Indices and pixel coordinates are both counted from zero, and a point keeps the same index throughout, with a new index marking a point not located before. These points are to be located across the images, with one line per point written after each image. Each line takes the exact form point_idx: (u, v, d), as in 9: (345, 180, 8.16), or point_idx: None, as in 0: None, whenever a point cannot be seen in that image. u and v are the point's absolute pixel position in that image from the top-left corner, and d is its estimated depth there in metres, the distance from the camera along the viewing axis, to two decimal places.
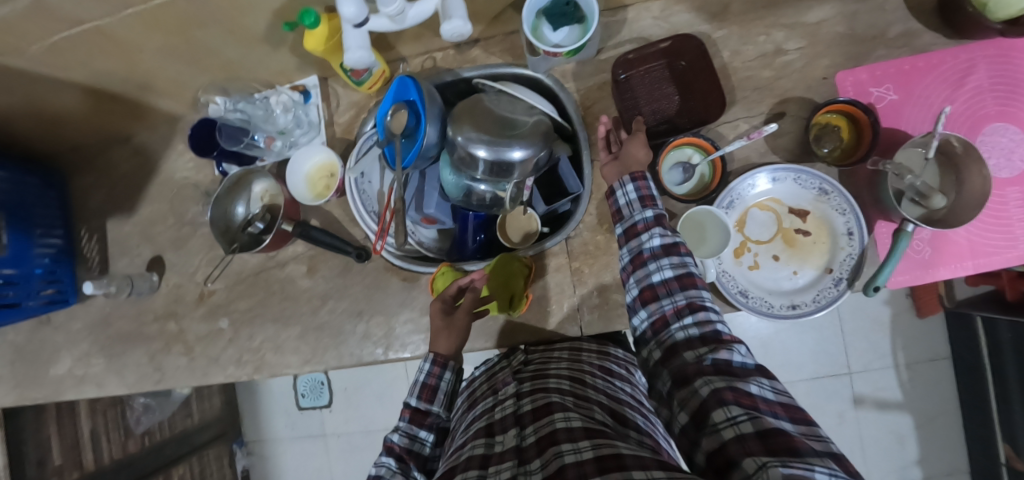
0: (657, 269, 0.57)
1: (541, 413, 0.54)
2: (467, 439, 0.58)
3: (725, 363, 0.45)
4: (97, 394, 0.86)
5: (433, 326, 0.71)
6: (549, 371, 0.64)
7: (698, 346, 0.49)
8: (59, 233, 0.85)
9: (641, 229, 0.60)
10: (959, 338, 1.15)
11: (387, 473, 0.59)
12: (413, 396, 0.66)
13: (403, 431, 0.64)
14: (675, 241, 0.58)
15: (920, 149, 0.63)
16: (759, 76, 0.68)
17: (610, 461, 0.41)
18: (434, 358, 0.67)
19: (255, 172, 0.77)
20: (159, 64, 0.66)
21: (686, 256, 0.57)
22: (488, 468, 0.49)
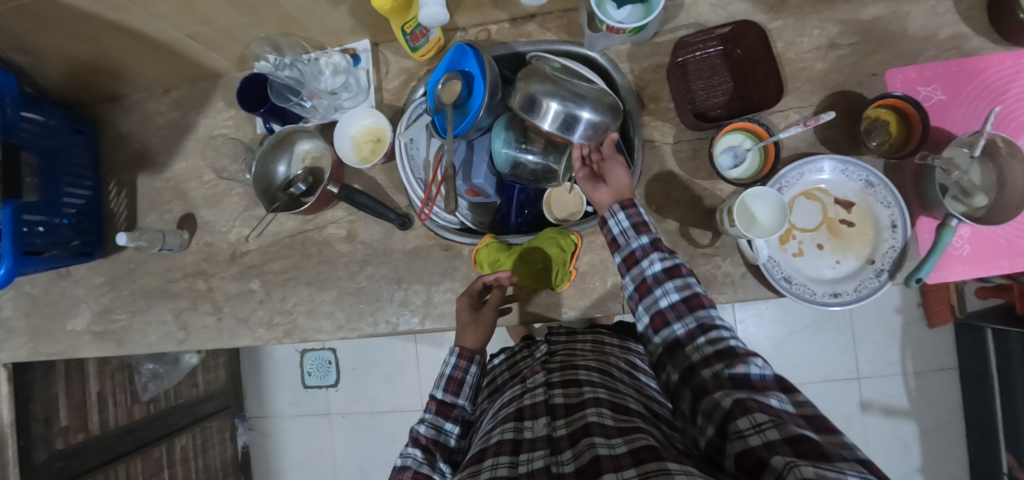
0: (663, 294, 0.56)
1: (575, 408, 0.55)
2: (496, 423, 0.58)
3: (744, 378, 0.45)
4: (115, 352, 0.83)
5: (461, 319, 0.70)
6: (579, 367, 0.65)
7: (714, 363, 0.48)
8: (88, 185, 0.82)
9: (641, 256, 0.59)
10: (967, 349, 1.18)
11: (415, 463, 0.58)
12: (440, 388, 0.66)
13: (429, 423, 0.63)
14: (675, 262, 0.58)
15: (966, 148, 0.63)
16: (812, 68, 0.69)
17: (645, 454, 0.42)
18: (461, 351, 0.69)
19: (301, 130, 0.75)
20: (216, 12, 0.65)
21: (689, 276, 0.57)
22: (520, 455, 0.49)
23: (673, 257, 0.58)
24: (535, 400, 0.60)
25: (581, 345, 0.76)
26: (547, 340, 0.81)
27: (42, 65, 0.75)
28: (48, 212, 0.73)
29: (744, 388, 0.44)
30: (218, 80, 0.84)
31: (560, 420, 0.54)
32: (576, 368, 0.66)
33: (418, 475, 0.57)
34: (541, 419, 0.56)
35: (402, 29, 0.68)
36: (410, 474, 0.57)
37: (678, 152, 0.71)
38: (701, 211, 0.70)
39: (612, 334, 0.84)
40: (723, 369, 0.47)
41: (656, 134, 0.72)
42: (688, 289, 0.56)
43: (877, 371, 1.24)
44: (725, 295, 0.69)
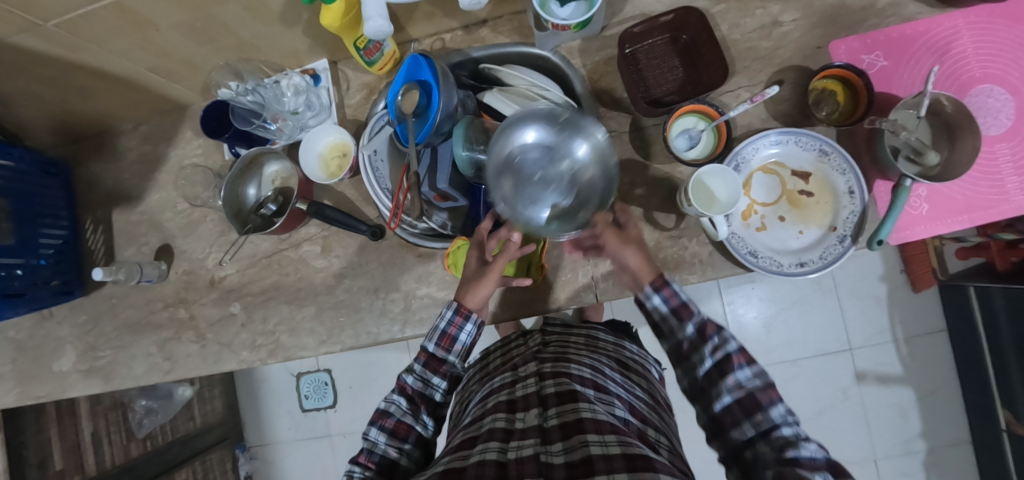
0: (717, 397, 0.56)
1: (566, 397, 0.55)
2: (486, 411, 0.59)
3: (794, 459, 0.48)
4: (102, 388, 0.83)
5: (466, 276, 0.68)
6: (571, 360, 0.65)
7: (766, 446, 0.51)
8: (65, 225, 0.83)
9: (692, 350, 0.59)
10: (953, 310, 1.19)
11: (398, 413, 0.61)
12: (432, 342, 0.66)
13: (418, 374, 0.65)
14: (727, 351, 0.57)
15: (913, 109, 0.65)
16: (758, 46, 0.71)
17: (639, 462, 0.43)
18: (458, 307, 0.66)
19: (268, 153, 0.77)
20: (174, 43, 0.67)
21: (743, 367, 0.56)
22: (510, 442, 0.50)
23: (723, 346, 0.57)
24: (527, 391, 0.60)
25: (574, 338, 0.76)
26: (542, 330, 0.80)
27: (10, 110, 0.77)
28: (26, 253, 0.74)
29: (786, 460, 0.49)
30: (184, 111, 0.85)
31: (551, 408, 0.55)
32: (568, 360, 0.66)
33: (401, 425, 0.61)
34: (533, 410, 0.56)
35: (354, 45, 0.69)
36: (393, 423, 0.60)
37: (636, 140, 0.72)
38: (665, 194, 0.71)
39: (608, 332, 0.84)
40: (774, 454, 0.50)
41: (614, 124, 0.73)
42: (741, 387, 0.55)
43: (869, 341, 1.25)
44: (695, 274, 0.69)
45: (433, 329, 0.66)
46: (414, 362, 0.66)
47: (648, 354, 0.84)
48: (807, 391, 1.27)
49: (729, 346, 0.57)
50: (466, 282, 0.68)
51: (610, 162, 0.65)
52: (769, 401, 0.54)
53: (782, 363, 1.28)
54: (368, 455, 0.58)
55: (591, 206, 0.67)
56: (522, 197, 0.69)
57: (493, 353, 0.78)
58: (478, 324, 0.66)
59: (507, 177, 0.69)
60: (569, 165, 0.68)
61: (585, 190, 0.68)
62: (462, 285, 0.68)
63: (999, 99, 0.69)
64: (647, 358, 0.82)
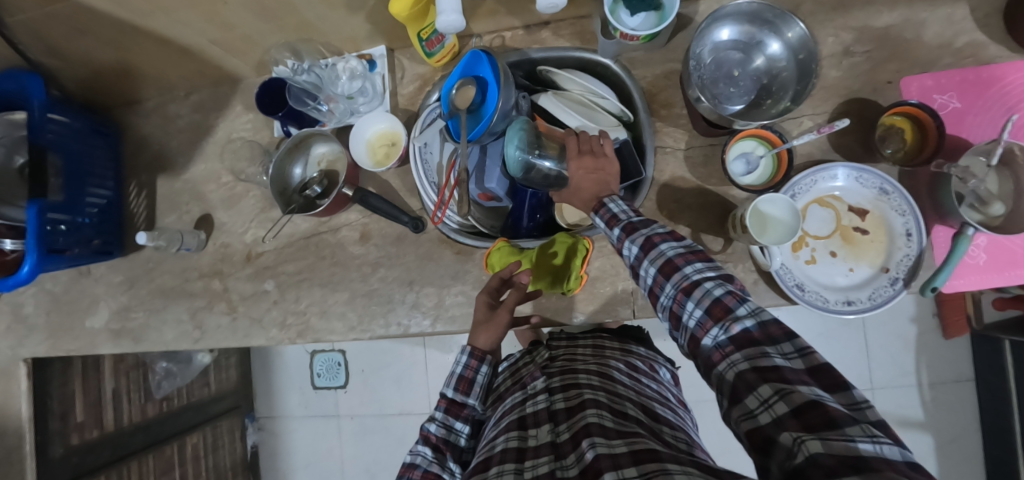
0: (646, 275, 0.52)
1: (575, 410, 0.55)
2: (499, 433, 0.58)
3: (744, 339, 0.42)
4: (132, 349, 0.85)
5: (476, 318, 0.69)
6: (578, 371, 0.65)
7: (710, 327, 0.44)
8: (110, 186, 0.84)
9: (618, 245, 0.55)
10: (984, 360, 1.16)
11: (424, 462, 0.59)
12: (450, 387, 0.66)
13: (440, 421, 0.63)
14: (647, 234, 0.52)
15: (983, 157, 0.63)
16: (826, 75, 0.69)
17: (645, 455, 0.43)
18: (473, 351, 0.66)
19: (317, 133, 0.76)
20: (239, 17, 0.67)
21: (664, 244, 0.51)
22: (525, 462, 0.49)
23: (645, 232, 0.52)
24: (537, 408, 0.60)
25: (582, 349, 0.76)
26: (548, 345, 0.80)
27: (70, 68, 0.77)
28: (72, 211, 0.75)
29: (746, 351, 0.41)
30: (236, 84, 0.86)
31: (562, 424, 0.54)
32: (575, 371, 0.66)
33: (428, 474, 0.57)
34: (544, 426, 0.56)
35: (418, 35, 0.69)
36: (420, 472, 0.58)
37: (690, 158, 0.71)
38: (712, 216, 0.70)
39: (613, 337, 0.83)
40: (721, 334, 0.43)
41: (668, 140, 0.72)
42: (662, 256, 0.50)
43: (891, 382, 1.23)
44: None
45: (449, 375, 0.67)
46: (434, 410, 0.64)
47: (657, 355, 0.84)
48: None
49: (655, 229, 0.53)
50: (478, 327, 0.69)
51: (810, 51, 0.62)
52: (687, 262, 0.49)
53: None
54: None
55: (768, 104, 0.66)
56: (713, 88, 0.68)
57: (502, 371, 0.76)
58: (492, 364, 0.67)
59: (702, 68, 0.68)
60: (762, 63, 0.67)
61: (773, 85, 0.67)
62: (474, 324, 0.69)
63: None
64: (657, 358, 0.82)
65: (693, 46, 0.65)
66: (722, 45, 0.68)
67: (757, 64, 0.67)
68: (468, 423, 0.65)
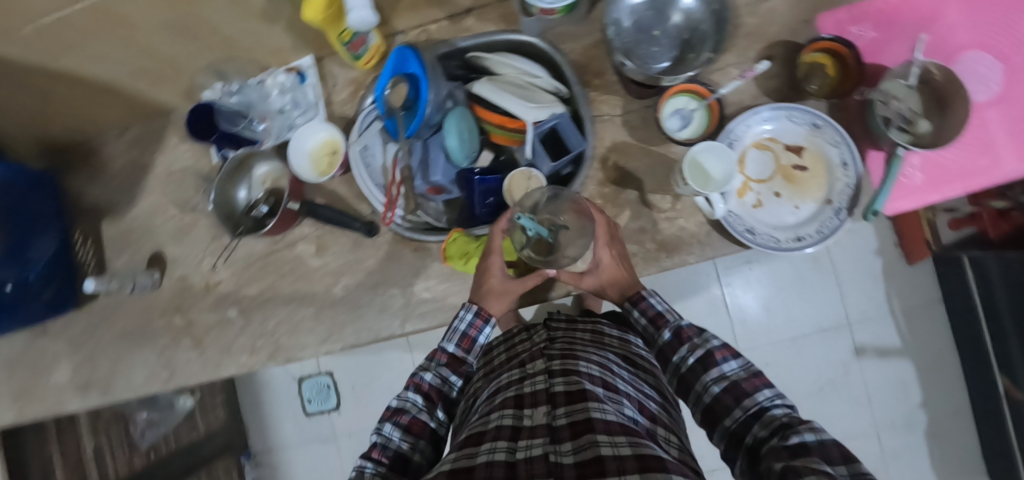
0: (706, 387, 0.55)
1: (576, 396, 0.52)
2: (493, 407, 0.56)
3: (799, 446, 0.42)
4: (103, 400, 0.82)
5: (491, 285, 0.68)
6: (579, 357, 0.62)
7: (769, 437, 0.46)
8: (55, 237, 0.81)
9: (671, 350, 0.60)
10: (949, 281, 1.19)
11: (414, 409, 0.60)
12: (453, 342, 0.67)
13: (436, 372, 0.65)
14: (707, 348, 0.57)
15: (901, 79, 0.66)
16: (745, 24, 0.70)
17: (651, 462, 0.41)
18: (479, 310, 0.67)
19: (257, 154, 0.76)
20: (155, 44, 0.66)
21: (724, 361, 0.55)
22: (518, 442, 0.49)
23: (704, 345, 0.57)
24: (535, 388, 0.58)
25: (581, 334, 0.70)
26: (546, 325, 0.75)
27: None
28: (14, 264, 0.72)
29: (799, 455, 0.41)
30: (169, 115, 0.84)
31: (560, 408, 0.52)
32: (576, 356, 0.63)
33: (416, 421, 0.59)
34: (541, 408, 0.54)
35: (339, 39, 0.68)
36: (409, 418, 0.59)
37: (628, 123, 0.71)
38: (658, 176, 0.70)
39: (614, 324, 0.77)
40: (779, 441, 0.44)
41: (605, 108, 0.72)
42: (726, 377, 0.54)
43: (867, 315, 1.26)
44: (694, 255, 0.69)
45: (450, 330, 0.68)
46: (433, 361, 0.66)
47: None
48: (801, 369, 1.28)
49: (712, 342, 0.57)
50: (491, 295, 0.68)
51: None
52: (755, 388, 0.52)
53: (781, 342, 1.29)
54: (381, 450, 0.56)
55: (694, 58, 0.67)
56: (637, 50, 0.69)
57: (497, 349, 0.71)
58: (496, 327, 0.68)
59: (623, 33, 0.68)
60: (680, 18, 0.68)
61: (696, 37, 0.67)
62: (488, 290, 0.68)
63: (987, 66, 0.70)
64: None
65: (608, 12, 0.66)
66: (640, 8, 0.69)
67: (677, 20, 0.68)
68: (461, 380, 0.67)
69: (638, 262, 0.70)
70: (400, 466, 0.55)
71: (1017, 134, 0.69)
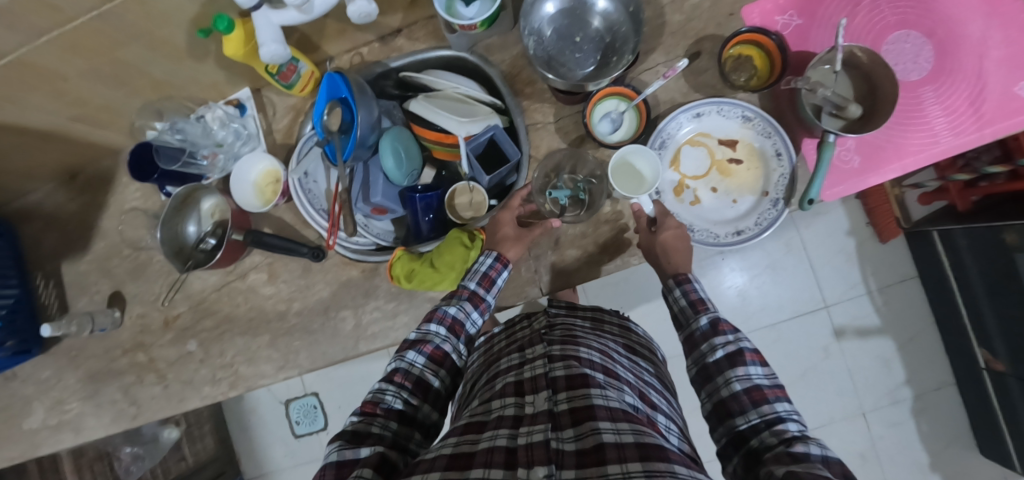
0: (727, 380, 0.53)
1: (577, 380, 0.52)
2: (495, 395, 0.55)
3: (803, 455, 0.43)
4: (74, 441, 0.83)
5: (505, 233, 0.70)
6: (580, 343, 0.61)
7: (773, 442, 0.46)
8: (15, 284, 0.81)
9: (704, 339, 0.58)
10: (922, 256, 1.19)
11: (437, 338, 0.62)
12: (473, 281, 0.67)
13: (459, 306, 0.65)
14: (739, 346, 0.55)
15: (829, 65, 0.65)
16: (670, 21, 0.69)
17: (652, 452, 0.42)
18: (499, 254, 0.68)
19: (201, 189, 0.77)
20: (88, 90, 0.67)
21: (753, 365, 0.54)
22: (520, 428, 0.47)
23: (737, 342, 0.55)
24: (534, 373, 0.55)
25: (581, 321, 0.70)
26: (547, 308, 0.73)
27: None
28: None
29: (800, 461, 0.42)
30: (119, 156, 0.85)
31: (561, 393, 0.51)
32: (576, 342, 0.61)
33: (438, 351, 0.61)
34: (542, 394, 0.52)
35: (266, 70, 0.69)
36: (431, 347, 0.61)
37: (562, 129, 0.72)
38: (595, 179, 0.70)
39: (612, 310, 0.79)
40: (783, 446, 0.44)
41: (538, 116, 0.72)
42: (750, 379, 0.52)
43: (843, 295, 1.25)
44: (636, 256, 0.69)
45: (472, 270, 0.68)
46: (455, 297, 0.66)
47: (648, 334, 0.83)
48: (789, 352, 1.27)
49: (745, 344, 0.56)
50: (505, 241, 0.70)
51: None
52: (775, 397, 0.51)
53: (761, 328, 1.28)
54: (405, 374, 0.58)
55: (615, 60, 0.67)
56: (560, 58, 0.69)
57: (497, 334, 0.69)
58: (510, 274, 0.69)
59: (545, 42, 0.70)
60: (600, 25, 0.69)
61: (617, 40, 0.68)
62: (503, 237, 0.70)
63: (916, 44, 0.70)
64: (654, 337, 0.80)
65: (525, 22, 0.67)
66: (562, 21, 0.70)
67: (598, 28, 0.69)
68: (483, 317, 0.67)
69: (581, 268, 0.70)
70: (422, 391, 0.58)
71: (948, 108, 0.69)
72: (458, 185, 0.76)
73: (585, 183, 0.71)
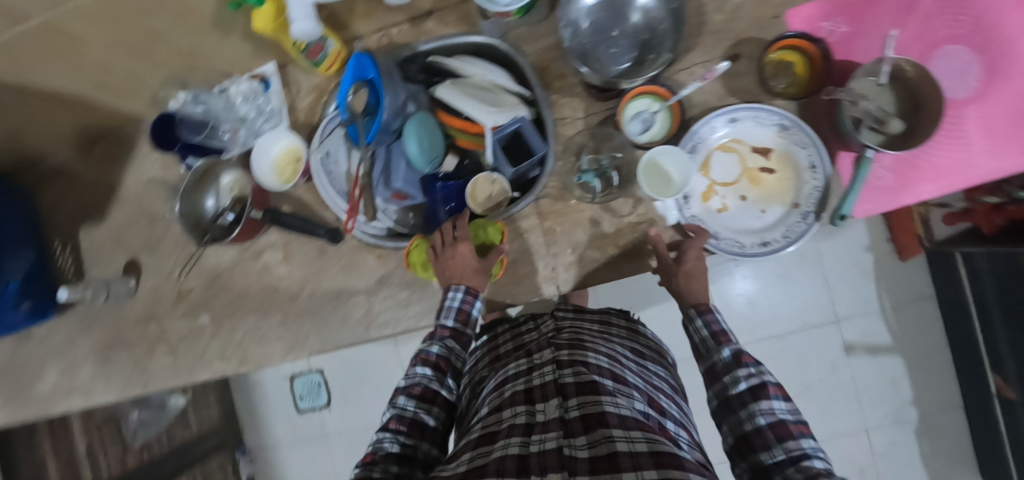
0: (750, 414, 0.52)
1: (587, 387, 0.52)
2: (504, 401, 0.55)
3: None
4: (85, 406, 0.84)
5: (465, 263, 0.67)
6: (588, 348, 0.61)
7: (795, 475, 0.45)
8: (32, 248, 0.82)
9: (726, 371, 0.58)
10: (941, 277, 1.16)
11: (424, 380, 0.61)
12: (449, 318, 0.66)
13: (441, 344, 0.65)
14: (762, 380, 0.54)
15: (873, 77, 0.63)
16: (710, 21, 0.67)
17: (667, 459, 0.41)
18: (467, 286, 0.65)
19: (220, 163, 0.76)
20: (113, 57, 0.66)
21: (777, 399, 0.53)
22: (532, 436, 0.47)
23: (760, 375, 0.55)
24: (543, 380, 0.55)
25: (588, 323, 0.71)
26: (553, 314, 0.74)
27: None
28: None
29: None
30: (139, 125, 0.84)
31: (571, 399, 0.51)
32: (584, 347, 0.61)
33: (428, 390, 0.61)
34: (552, 400, 0.52)
35: (295, 47, 0.68)
36: (420, 389, 0.60)
37: (590, 126, 0.70)
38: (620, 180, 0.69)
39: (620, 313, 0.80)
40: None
41: (566, 111, 0.71)
42: (774, 414, 0.51)
43: (857, 311, 1.24)
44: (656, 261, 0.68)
45: (444, 307, 0.66)
46: (435, 337, 0.66)
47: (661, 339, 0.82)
48: (797, 364, 1.26)
49: (769, 378, 0.55)
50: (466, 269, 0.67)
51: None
52: (800, 433, 0.49)
53: (769, 337, 1.27)
54: (399, 420, 0.58)
55: (652, 59, 0.66)
56: (594, 53, 0.68)
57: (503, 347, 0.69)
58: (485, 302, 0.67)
59: (580, 35, 0.68)
60: (639, 21, 0.67)
61: (655, 38, 0.67)
62: (463, 267, 0.67)
63: (965, 60, 0.68)
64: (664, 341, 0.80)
65: (563, 13, 0.65)
66: (599, 13, 0.69)
67: (636, 23, 0.68)
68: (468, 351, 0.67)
69: (600, 269, 0.69)
70: (419, 431, 0.57)
71: (990, 130, 0.67)
72: (478, 176, 0.72)
73: (607, 159, 0.69)
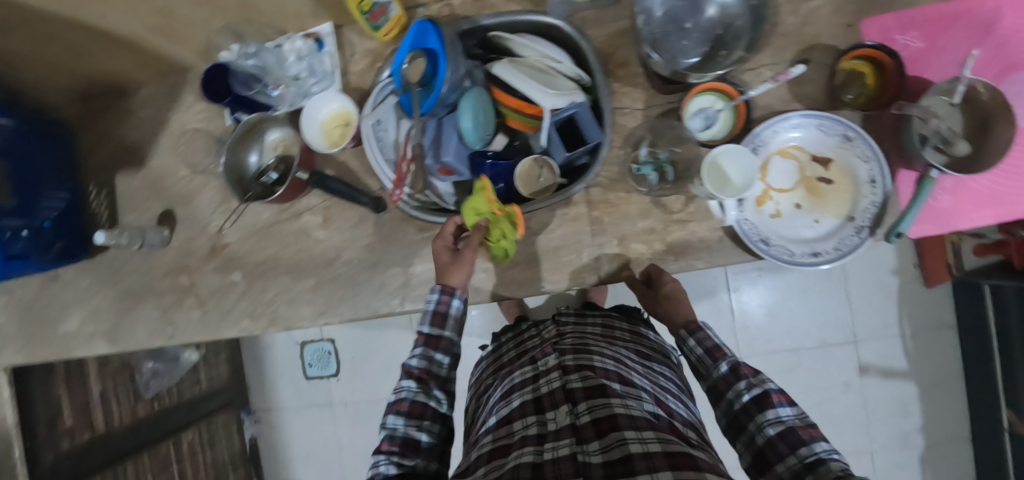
0: (761, 426, 0.53)
1: (595, 390, 0.52)
2: (514, 411, 0.55)
3: None
4: (108, 351, 0.84)
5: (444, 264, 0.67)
6: (592, 352, 0.62)
7: None
8: (69, 188, 0.81)
9: (727, 385, 0.59)
10: (965, 307, 1.16)
11: (409, 394, 0.61)
12: (425, 324, 0.65)
13: (419, 356, 0.64)
14: (765, 388, 0.55)
15: (946, 96, 0.61)
16: (783, 23, 0.66)
17: (681, 460, 0.41)
18: (442, 287, 0.65)
19: (269, 120, 0.75)
20: (174, 2, 0.64)
21: (783, 406, 0.54)
22: (545, 445, 0.48)
23: (761, 384, 0.56)
24: (551, 386, 0.56)
25: (591, 328, 0.73)
26: (557, 322, 0.77)
27: None
28: (28, 215, 0.72)
29: None
30: (186, 74, 0.83)
31: (580, 404, 0.52)
32: (589, 352, 0.62)
33: (415, 405, 0.60)
34: (561, 407, 0.53)
35: (358, 8, 0.68)
36: (407, 404, 0.60)
37: (648, 118, 0.69)
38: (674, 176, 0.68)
39: (623, 320, 0.83)
40: None
41: (626, 100, 0.70)
42: (783, 422, 0.52)
43: (874, 334, 1.23)
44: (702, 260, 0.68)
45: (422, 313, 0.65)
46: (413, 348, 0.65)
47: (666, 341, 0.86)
48: (807, 382, 1.26)
49: (770, 385, 0.56)
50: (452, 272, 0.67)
51: None
52: (812, 437, 0.50)
53: (782, 351, 1.26)
54: (390, 441, 0.58)
55: (724, 56, 0.65)
56: (665, 43, 0.66)
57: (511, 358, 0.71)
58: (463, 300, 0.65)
59: (653, 23, 0.66)
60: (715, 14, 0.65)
61: (730, 34, 0.65)
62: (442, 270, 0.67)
63: None
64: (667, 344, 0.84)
65: None
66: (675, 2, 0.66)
67: (712, 16, 0.65)
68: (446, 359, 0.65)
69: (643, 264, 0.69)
70: (412, 449, 0.58)
71: None
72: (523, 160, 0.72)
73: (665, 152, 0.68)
